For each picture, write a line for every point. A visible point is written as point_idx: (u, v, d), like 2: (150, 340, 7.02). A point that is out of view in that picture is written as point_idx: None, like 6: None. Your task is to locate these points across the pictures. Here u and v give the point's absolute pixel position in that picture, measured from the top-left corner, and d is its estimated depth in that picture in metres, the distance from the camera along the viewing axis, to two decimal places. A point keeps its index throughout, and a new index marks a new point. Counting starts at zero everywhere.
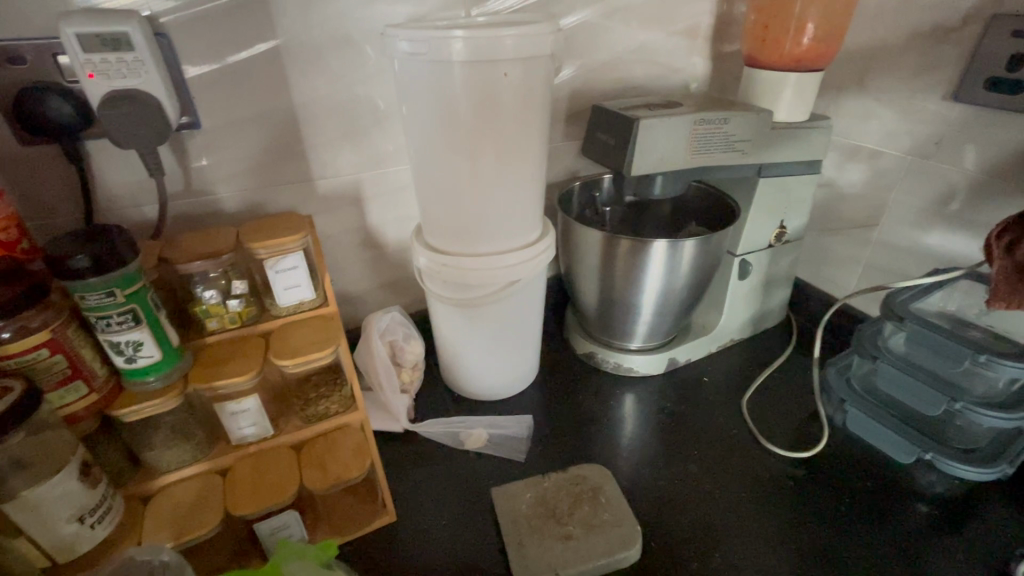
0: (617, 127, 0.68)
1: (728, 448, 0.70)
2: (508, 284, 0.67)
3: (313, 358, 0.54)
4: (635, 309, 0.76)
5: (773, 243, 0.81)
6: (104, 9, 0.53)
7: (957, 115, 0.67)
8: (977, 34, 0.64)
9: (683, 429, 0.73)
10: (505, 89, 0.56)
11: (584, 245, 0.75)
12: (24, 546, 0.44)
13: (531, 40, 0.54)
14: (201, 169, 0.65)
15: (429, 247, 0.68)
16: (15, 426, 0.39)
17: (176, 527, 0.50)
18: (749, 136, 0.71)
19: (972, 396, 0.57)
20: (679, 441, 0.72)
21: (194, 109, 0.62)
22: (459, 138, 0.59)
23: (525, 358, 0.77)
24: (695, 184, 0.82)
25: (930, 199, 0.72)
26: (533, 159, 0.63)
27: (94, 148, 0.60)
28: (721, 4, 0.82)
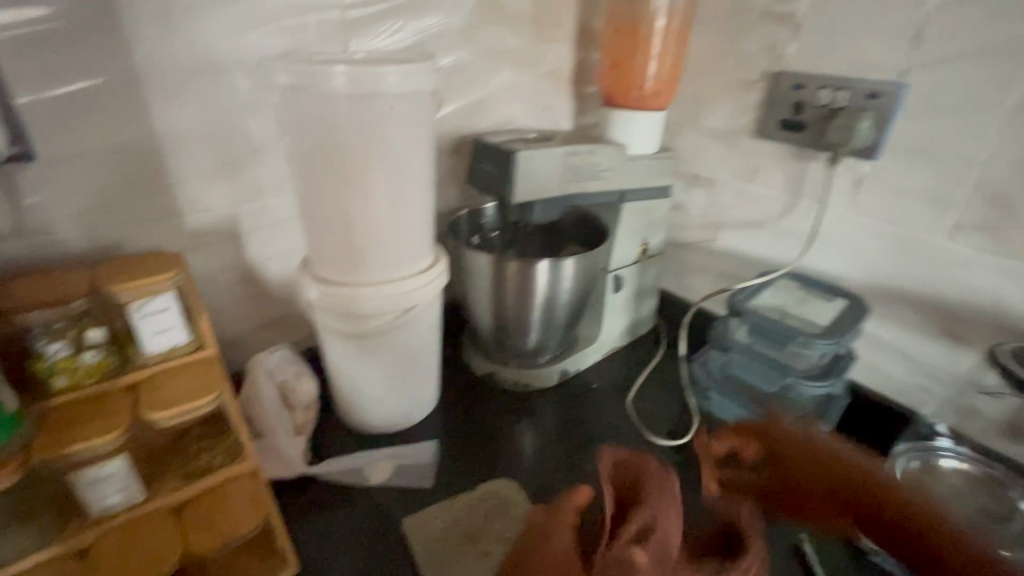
0: (499, 159, 0.74)
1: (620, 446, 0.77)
2: (406, 310, 0.68)
3: (194, 407, 0.49)
4: (527, 326, 0.81)
5: (639, 259, 0.92)
6: None
7: (765, 148, 0.83)
8: (770, 85, 0.80)
9: (579, 433, 0.79)
10: (391, 123, 0.59)
11: (475, 269, 0.79)
12: None
13: (414, 77, 0.57)
14: (38, 204, 0.57)
15: (319, 279, 0.66)
16: None
17: None
18: (612, 166, 0.81)
19: (797, 370, 0.70)
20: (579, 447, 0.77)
21: (21, 135, 0.54)
22: (345, 168, 0.59)
23: (424, 384, 0.77)
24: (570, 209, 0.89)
25: (754, 215, 0.87)
26: (423, 189, 0.65)
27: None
28: (579, 51, 0.93)
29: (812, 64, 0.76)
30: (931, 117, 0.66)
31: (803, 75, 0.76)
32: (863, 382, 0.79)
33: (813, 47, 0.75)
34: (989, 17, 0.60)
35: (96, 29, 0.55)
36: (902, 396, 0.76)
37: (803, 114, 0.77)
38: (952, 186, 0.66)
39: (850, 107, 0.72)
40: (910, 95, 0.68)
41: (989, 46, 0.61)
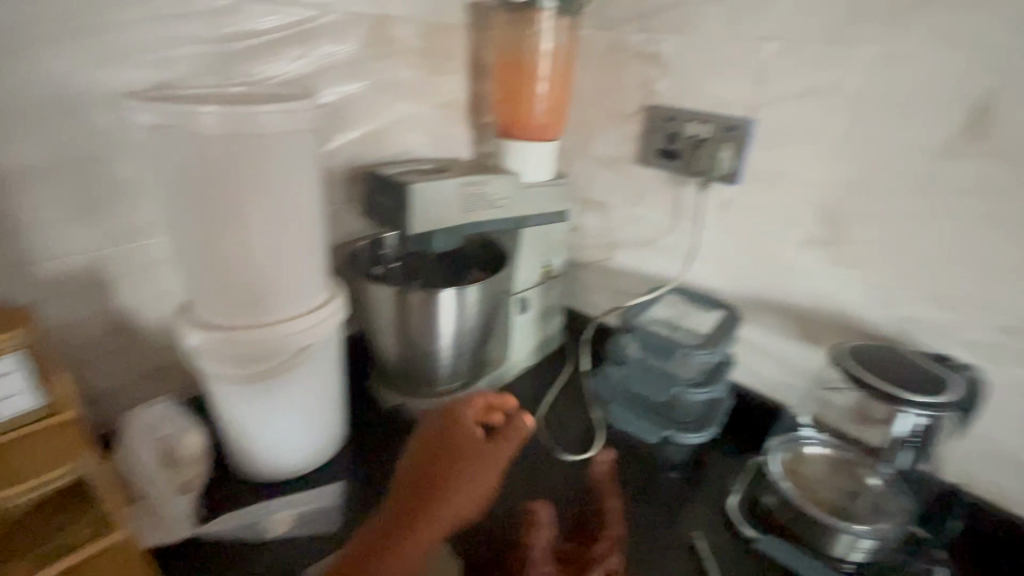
0: (393, 192, 0.75)
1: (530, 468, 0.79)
2: (299, 350, 0.65)
3: (51, 478, 0.47)
4: (435, 355, 0.81)
5: (543, 281, 0.96)
6: None
7: (647, 175, 0.91)
8: (646, 117, 0.88)
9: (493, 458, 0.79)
10: (272, 162, 0.57)
11: (377, 300, 0.78)
12: None
13: (293, 116, 0.57)
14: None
15: (201, 321, 0.63)
16: None
17: None
18: (508, 195, 0.85)
19: (683, 378, 0.76)
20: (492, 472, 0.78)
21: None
22: (222, 208, 0.57)
23: (328, 425, 0.74)
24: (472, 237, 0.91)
25: (642, 236, 0.94)
26: (310, 225, 0.63)
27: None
28: (472, 83, 0.96)
29: (680, 99, 0.84)
30: (777, 147, 0.76)
31: (673, 109, 0.84)
32: (743, 384, 0.87)
33: (678, 84, 0.83)
34: (812, 63, 0.70)
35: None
36: (777, 394, 0.84)
37: (675, 145, 0.85)
38: (798, 206, 0.76)
39: (713, 138, 0.80)
40: (758, 128, 0.77)
41: (815, 87, 0.71)
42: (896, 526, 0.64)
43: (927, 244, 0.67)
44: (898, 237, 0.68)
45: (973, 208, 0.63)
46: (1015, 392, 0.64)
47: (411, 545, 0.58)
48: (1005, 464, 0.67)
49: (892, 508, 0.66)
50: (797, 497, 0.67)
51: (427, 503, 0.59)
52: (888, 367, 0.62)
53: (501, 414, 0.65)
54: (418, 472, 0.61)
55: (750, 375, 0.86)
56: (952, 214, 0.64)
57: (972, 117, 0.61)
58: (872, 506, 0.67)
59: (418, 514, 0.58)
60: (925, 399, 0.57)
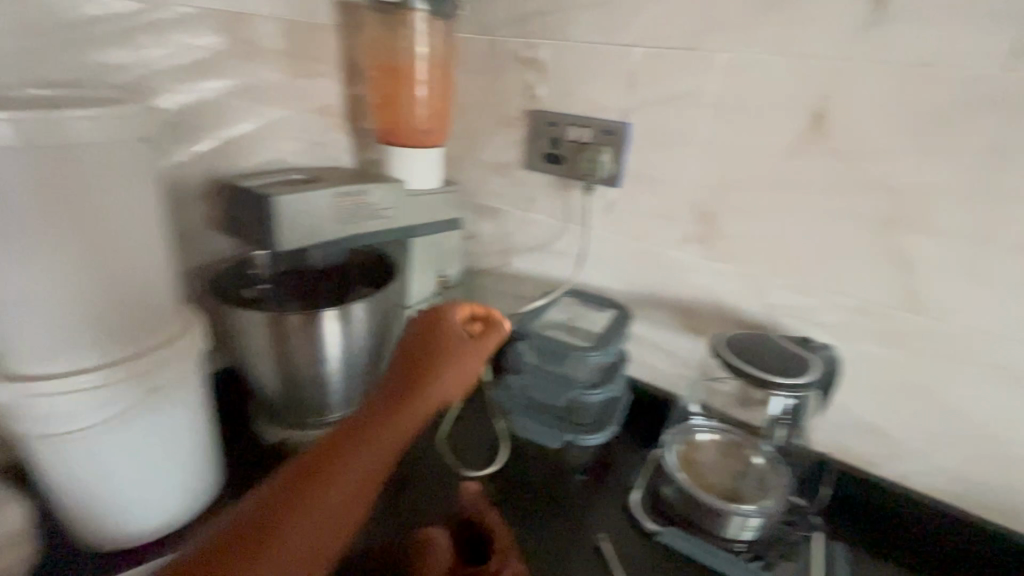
0: (255, 206, 0.68)
1: (430, 489, 0.75)
2: (147, 393, 0.57)
3: None
4: (320, 381, 0.75)
5: (439, 291, 0.93)
6: None
7: (535, 179, 0.91)
8: (530, 122, 0.88)
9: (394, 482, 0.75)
10: (87, 176, 0.49)
11: (247, 326, 0.70)
12: None
13: (108, 122, 0.49)
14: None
15: (9, 373, 0.52)
16: None
17: None
18: (391, 204, 0.81)
19: (581, 381, 0.77)
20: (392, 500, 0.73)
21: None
22: (24, 232, 0.47)
23: (185, 477, 0.63)
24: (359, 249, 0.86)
25: (536, 240, 0.94)
26: (148, 248, 0.55)
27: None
28: (348, 87, 0.92)
29: (559, 104, 0.84)
30: (651, 149, 0.79)
31: (554, 114, 0.85)
32: (640, 379, 0.90)
33: (557, 89, 0.84)
34: (676, 69, 0.74)
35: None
36: (671, 387, 0.87)
37: (559, 149, 0.85)
38: (675, 206, 0.79)
39: (592, 142, 0.82)
40: (634, 132, 0.79)
41: (679, 93, 0.74)
42: (778, 501, 0.68)
43: (786, 236, 0.72)
44: (761, 230, 0.74)
45: (817, 201, 0.69)
46: (865, 365, 0.71)
47: (385, 421, 0.52)
48: (862, 429, 0.74)
49: (774, 483, 0.71)
50: (693, 487, 0.69)
51: (413, 391, 0.54)
52: (759, 352, 0.66)
53: (483, 323, 0.62)
54: (409, 362, 0.57)
55: (645, 369, 0.89)
56: (802, 207, 0.70)
57: (812, 120, 0.67)
58: (757, 483, 0.71)
59: (385, 413, 0.52)
60: (791, 381, 0.61)
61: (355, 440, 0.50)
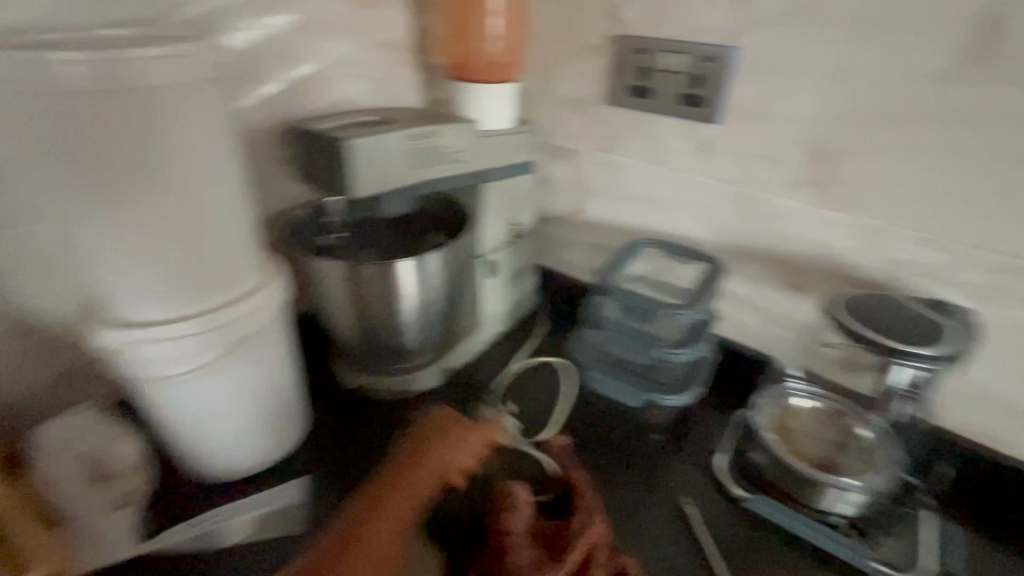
0: (326, 149, 0.64)
1: None
2: (231, 346, 0.58)
3: None
4: (397, 329, 0.74)
5: (511, 240, 0.87)
6: None
7: (618, 116, 0.81)
8: (615, 50, 0.78)
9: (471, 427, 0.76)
10: (156, 124, 0.47)
11: (325, 278, 0.70)
12: None
13: (185, 64, 0.47)
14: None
15: (124, 323, 0.54)
16: None
17: None
18: (464, 146, 0.75)
19: (667, 340, 0.73)
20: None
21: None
22: (107, 182, 0.47)
23: (276, 383, 0.65)
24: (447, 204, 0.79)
25: (616, 186, 0.86)
26: (227, 183, 0.54)
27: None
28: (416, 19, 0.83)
29: (651, 27, 0.74)
30: (759, 77, 0.68)
31: (643, 39, 0.75)
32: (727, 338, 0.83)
33: (649, 10, 0.74)
34: None
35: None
36: (769, 348, 0.79)
37: (649, 81, 0.76)
38: (785, 143, 0.69)
39: (691, 71, 0.72)
40: (741, 57, 0.69)
41: (796, 8, 0.63)
42: (884, 475, 0.62)
43: (925, 180, 0.61)
44: (894, 171, 0.63)
45: (969, 136, 0.58)
46: (1010, 331, 0.61)
47: (466, 428, 0.64)
48: (994, 402, 0.65)
49: (883, 457, 0.64)
50: (784, 454, 0.64)
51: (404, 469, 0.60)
52: (885, 319, 0.57)
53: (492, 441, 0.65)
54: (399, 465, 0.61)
55: (733, 329, 0.82)
56: (952, 142, 0.59)
57: (973, 36, 0.55)
58: (861, 454, 0.65)
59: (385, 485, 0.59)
60: (926, 353, 0.54)
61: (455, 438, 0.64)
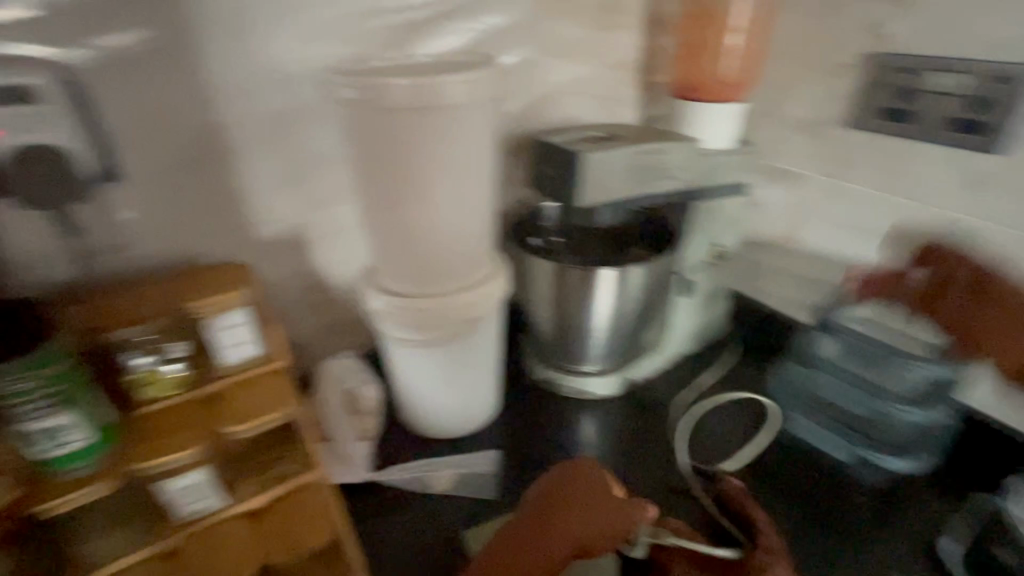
0: (562, 161, 0.70)
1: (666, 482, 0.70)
2: (465, 323, 0.66)
3: (266, 421, 0.52)
4: (588, 334, 0.76)
5: (709, 260, 0.83)
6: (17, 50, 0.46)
7: (860, 141, 0.74)
8: (873, 69, 0.70)
9: (645, 443, 0.76)
10: (448, 131, 0.56)
11: (535, 277, 0.75)
12: None
13: (479, 87, 0.55)
14: (66, 239, 0.53)
15: (385, 289, 0.65)
16: None
17: None
18: (684, 164, 0.74)
19: (895, 394, 0.70)
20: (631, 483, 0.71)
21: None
22: (404, 174, 0.57)
23: (487, 359, 0.72)
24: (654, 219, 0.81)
25: (845, 218, 0.78)
26: (482, 183, 0.62)
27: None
28: (648, 37, 0.85)
29: (924, 43, 0.66)
30: None
31: (910, 57, 0.66)
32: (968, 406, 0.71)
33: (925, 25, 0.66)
34: None
35: (160, 50, 0.52)
36: None
37: (915, 103, 0.67)
38: None
39: (975, 94, 0.62)
40: None
41: None
42: None
43: None
44: None
45: None
46: None
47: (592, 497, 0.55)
48: None
49: None
50: None
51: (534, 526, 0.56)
52: None
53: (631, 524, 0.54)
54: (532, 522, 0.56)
55: (981, 397, 0.69)
56: None
57: None
58: None
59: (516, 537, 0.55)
60: None
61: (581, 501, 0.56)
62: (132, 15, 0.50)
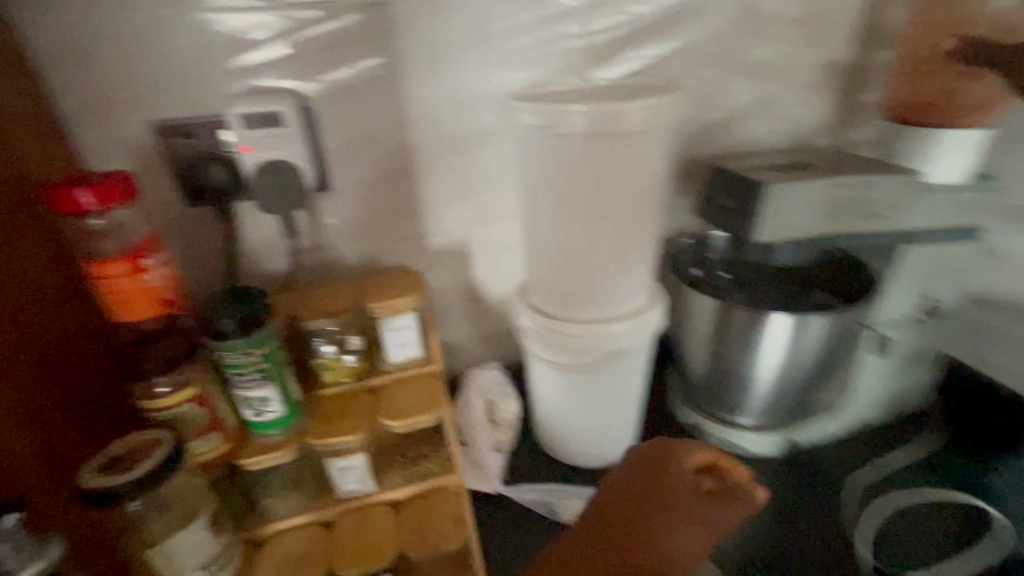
0: (742, 190, 0.63)
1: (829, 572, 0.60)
2: (614, 353, 0.63)
3: (419, 420, 0.55)
4: (746, 383, 0.69)
5: (918, 317, 0.68)
6: (273, 83, 0.57)
7: None
8: None
9: (807, 521, 0.66)
10: (621, 159, 0.54)
11: (693, 312, 0.68)
12: (157, 561, 0.43)
13: (660, 112, 0.53)
14: (288, 237, 0.63)
15: (532, 306, 0.65)
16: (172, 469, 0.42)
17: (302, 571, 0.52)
18: (897, 200, 0.62)
19: None
20: (783, 569, 0.61)
21: (232, 158, 0.57)
22: (572, 198, 0.57)
23: (632, 393, 0.69)
24: (848, 262, 0.70)
25: None
26: (650, 211, 0.59)
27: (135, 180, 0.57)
28: (862, 52, 0.74)
29: None
30: None
31: None
32: None
33: None
34: None
35: (375, 81, 0.60)
36: None
37: None
38: None
39: None
40: None
41: None
42: None
43: None
44: None
45: None
46: None
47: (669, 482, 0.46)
48: None
49: None
50: None
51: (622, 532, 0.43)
52: None
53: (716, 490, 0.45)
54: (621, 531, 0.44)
55: None
56: None
57: None
58: None
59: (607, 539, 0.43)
60: None
61: (661, 499, 0.44)
62: (357, 52, 0.58)
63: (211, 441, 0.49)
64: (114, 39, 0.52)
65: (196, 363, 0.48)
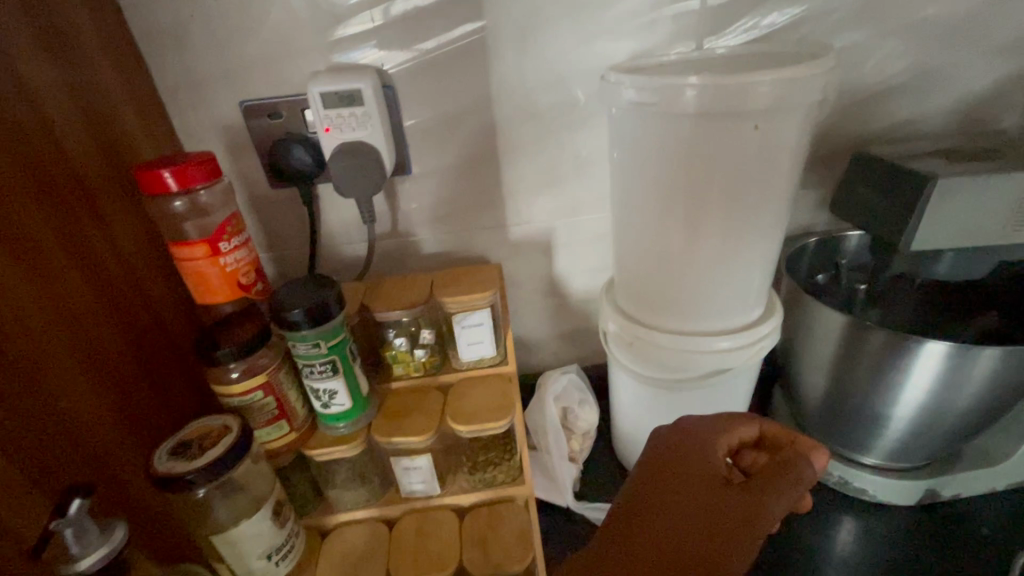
0: (898, 184, 0.51)
1: None
2: (713, 370, 0.55)
3: (487, 427, 0.51)
4: (881, 421, 0.56)
5: None
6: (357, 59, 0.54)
7: None
8: None
9: None
10: (744, 144, 0.45)
11: (817, 328, 0.56)
12: (223, 546, 0.43)
13: (798, 87, 0.42)
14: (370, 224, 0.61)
15: (619, 309, 0.58)
16: (234, 464, 0.41)
17: (362, 566, 0.51)
18: None
19: None
20: None
21: (316, 139, 0.56)
22: (677, 190, 0.49)
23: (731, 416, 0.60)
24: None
25: None
26: (773, 208, 0.49)
27: (225, 162, 0.57)
28: None
29: None
30: None
31: None
32: None
33: None
34: None
35: (462, 56, 0.55)
36: None
37: None
38: None
39: None
40: None
41: None
42: None
43: None
44: None
45: None
46: None
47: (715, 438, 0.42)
48: None
49: None
50: None
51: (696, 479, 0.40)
52: None
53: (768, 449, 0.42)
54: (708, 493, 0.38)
55: None
56: None
57: None
58: None
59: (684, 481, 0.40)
60: None
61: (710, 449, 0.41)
62: (443, 25, 0.53)
63: (280, 429, 0.48)
64: (205, 17, 0.51)
65: (268, 349, 0.46)
